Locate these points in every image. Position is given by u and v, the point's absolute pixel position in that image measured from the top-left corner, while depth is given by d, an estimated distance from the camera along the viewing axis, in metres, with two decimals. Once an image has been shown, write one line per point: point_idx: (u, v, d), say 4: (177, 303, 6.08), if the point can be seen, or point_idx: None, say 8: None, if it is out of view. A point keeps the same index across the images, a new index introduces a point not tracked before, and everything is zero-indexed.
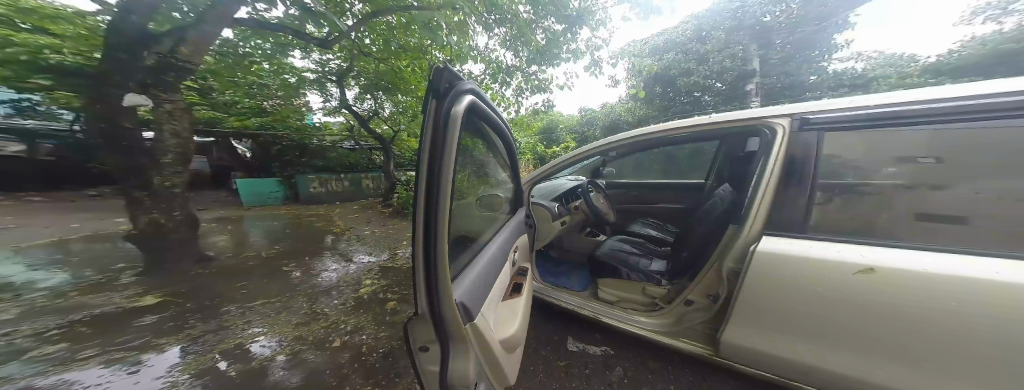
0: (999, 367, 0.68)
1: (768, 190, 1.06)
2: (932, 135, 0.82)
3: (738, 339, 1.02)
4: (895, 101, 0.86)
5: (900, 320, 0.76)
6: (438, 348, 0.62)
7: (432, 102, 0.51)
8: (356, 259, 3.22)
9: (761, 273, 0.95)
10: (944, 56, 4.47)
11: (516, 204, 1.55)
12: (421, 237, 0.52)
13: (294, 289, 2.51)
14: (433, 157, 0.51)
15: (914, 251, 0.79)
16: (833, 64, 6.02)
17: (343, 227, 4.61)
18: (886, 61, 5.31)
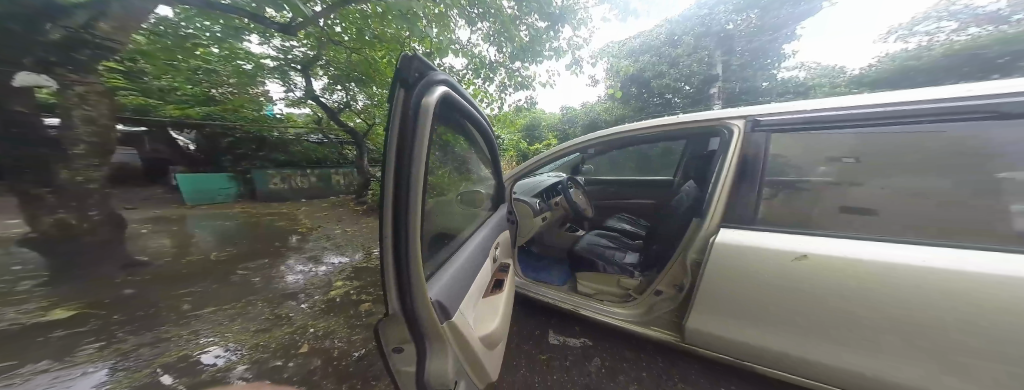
0: (904, 337, 0.80)
1: (725, 187, 1.15)
2: (858, 137, 0.94)
3: (701, 325, 1.11)
4: (830, 105, 0.97)
5: (835, 301, 0.87)
6: (413, 348, 0.60)
7: (399, 91, 0.47)
8: (327, 260, 3.03)
9: (721, 263, 1.04)
10: (865, 69, 5.12)
11: (497, 202, 1.55)
12: (390, 234, 0.49)
13: (255, 295, 2.30)
14: (402, 148, 0.48)
15: (841, 240, 0.91)
16: (781, 73, 6.67)
17: (310, 226, 4.31)
18: (823, 71, 5.97)
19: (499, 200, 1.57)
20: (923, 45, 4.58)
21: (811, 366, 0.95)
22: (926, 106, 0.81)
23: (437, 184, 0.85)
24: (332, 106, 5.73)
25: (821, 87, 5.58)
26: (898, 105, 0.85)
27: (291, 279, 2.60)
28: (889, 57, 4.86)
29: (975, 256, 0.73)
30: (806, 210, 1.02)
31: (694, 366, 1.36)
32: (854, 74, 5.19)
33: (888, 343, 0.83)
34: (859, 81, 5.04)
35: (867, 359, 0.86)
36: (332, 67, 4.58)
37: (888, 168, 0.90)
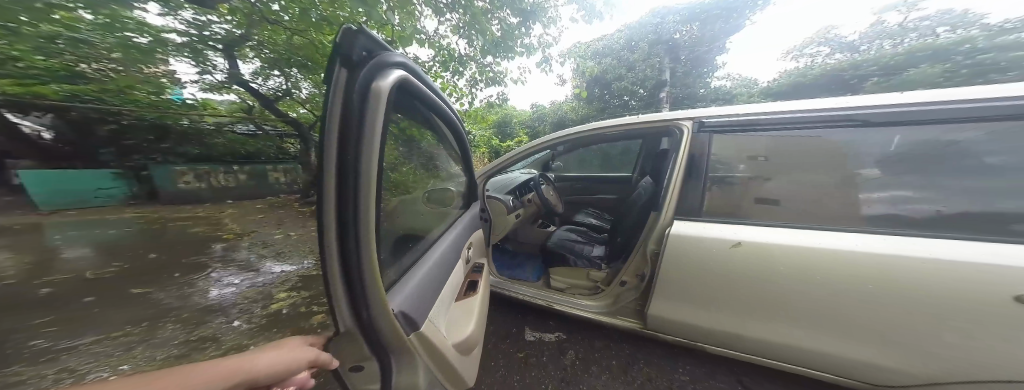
0: (814, 310, 0.95)
1: (677, 183, 1.25)
2: (780, 138, 1.08)
3: (660, 312, 1.20)
4: (758, 111, 1.12)
5: (764, 282, 1.00)
6: (374, 362, 0.56)
7: (338, 69, 0.39)
8: (267, 269, 2.71)
9: (673, 252, 1.13)
10: (771, 83, 6.35)
11: (468, 199, 1.49)
12: (336, 240, 0.43)
13: (172, 314, 1.96)
14: (345, 138, 0.40)
15: (769, 229, 1.03)
16: (713, 81, 7.56)
17: (241, 232, 3.77)
18: (743, 82, 7.04)
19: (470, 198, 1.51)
20: (807, 66, 6.06)
21: (747, 341, 1.08)
22: (829, 114, 0.99)
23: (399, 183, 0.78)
24: (265, 92, 4.08)
25: (746, 95, 6.53)
26: (810, 112, 1.02)
27: (212, 296, 2.23)
28: (788, 74, 6.23)
29: (857, 240, 0.90)
30: (737, 202, 1.14)
31: (657, 351, 1.46)
32: (764, 87, 6.38)
33: (802, 317, 0.97)
34: (767, 91, 6.32)
35: (787, 333, 1.00)
36: (268, 50, 3.35)
37: (798, 166, 1.06)
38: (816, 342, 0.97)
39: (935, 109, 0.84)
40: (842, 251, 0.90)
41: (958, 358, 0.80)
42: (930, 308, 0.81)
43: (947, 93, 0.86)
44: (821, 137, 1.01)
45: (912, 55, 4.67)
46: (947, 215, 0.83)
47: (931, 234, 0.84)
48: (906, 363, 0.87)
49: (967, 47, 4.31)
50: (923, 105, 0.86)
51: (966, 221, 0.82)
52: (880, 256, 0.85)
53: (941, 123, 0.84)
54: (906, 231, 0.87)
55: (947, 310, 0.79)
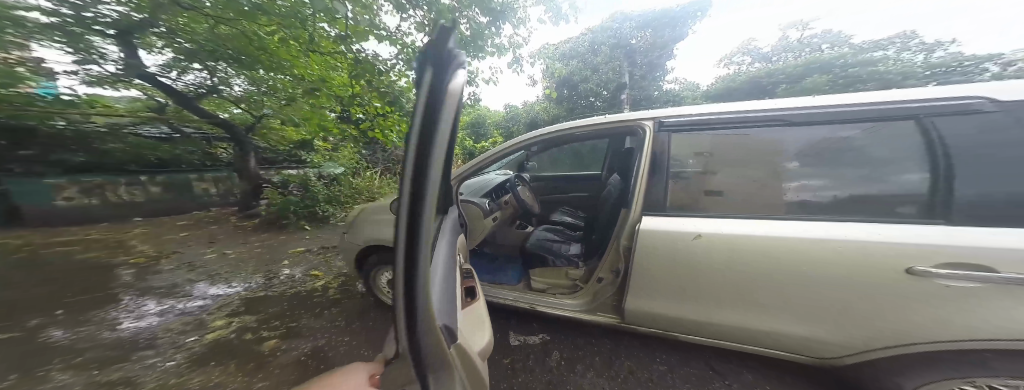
0: (771, 294, 1.03)
1: (643, 179, 1.29)
2: (728, 136, 1.16)
3: (637, 305, 1.24)
4: (708, 111, 1.19)
5: (733, 271, 1.06)
6: None
7: (427, 70, 0.35)
8: (202, 293, 2.38)
9: (644, 246, 1.18)
10: (707, 88, 7.09)
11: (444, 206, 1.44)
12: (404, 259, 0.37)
13: (63, 360, 1.60)
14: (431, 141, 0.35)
15: (722, 220, 1.11)
16: (665, 85, 8.18)
17: (165, 252, 3.24)
18: (688, 86, 7.82)
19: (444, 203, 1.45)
20: (732, 74, 6.89)
21: (715, 326, 1.15)
22: (770, 113, 1.07)
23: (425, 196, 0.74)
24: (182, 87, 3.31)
25: (692, 98, 7.16)
26: (754, 110, 1.10)
27: (130, 330, 1.90)
28: (724, 79, 6.92)
29: (797, 226, 0.99)
30: (694, 196, 1.20)
31: (634, 344, 1.51)
32: (705, 91, 7.10)
33: (760, 301, 1.06)
34: (707, 96, 6.92)
35: (752, 317, 1.09)
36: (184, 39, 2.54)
37: (741, 161, 1.14)
38: (764, 321, 1.07)
39: (839, 110, 0.96)
40: (783, 238, 0.99)
41: (875, 327, 0.92)
42: (856, 283, 0.91)
43: (845, 96, 0.99)
44: (758, 134, 1.11)
45: (807, 67, 5.49)
46: (847, 198, 0.98)
47: (837, 218, 0.97)
48: (837, 335, 0.98)
49: (841, 61, 5.23)
50: (845, 105, 0.96)
51: (854, 205, 0.97)
52: (816, 240, 0.94)
53: (857, 122, 0.94)
54: (822, 216, 0.99)
55: (866, 285, 0.90)
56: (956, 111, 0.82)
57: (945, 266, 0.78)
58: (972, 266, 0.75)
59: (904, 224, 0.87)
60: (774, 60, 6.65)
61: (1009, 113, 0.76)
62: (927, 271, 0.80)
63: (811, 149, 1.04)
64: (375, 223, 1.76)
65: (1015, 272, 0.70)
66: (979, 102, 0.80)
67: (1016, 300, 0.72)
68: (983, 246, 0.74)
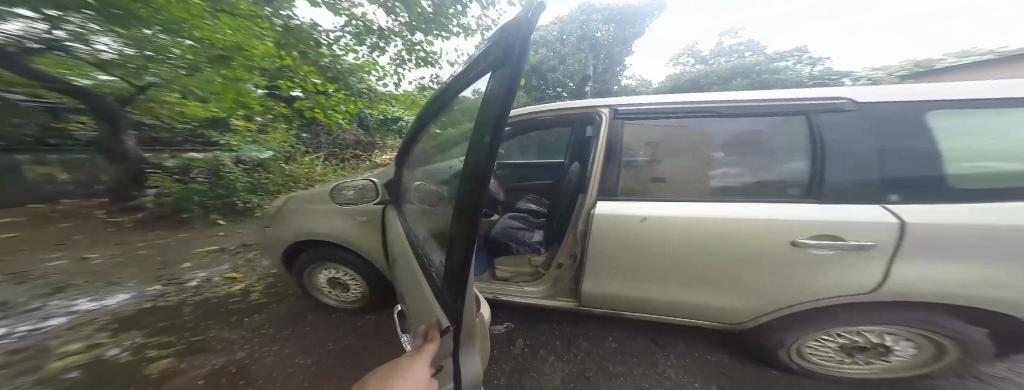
0: (705, 272, 1.14)
1: (598, 165, 1.33)
2: (671, 126, 1.24)
3: (591, 286, 1.33)
4: (654, 102, 1.27)
5: (675, 252, 1.14)
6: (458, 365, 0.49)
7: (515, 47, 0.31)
8: None
9: (597, 229, 1.23)
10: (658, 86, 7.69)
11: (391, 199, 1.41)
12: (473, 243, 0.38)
13: None
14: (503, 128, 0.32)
15: (663, 204, 1.18)
16: (624, 80, 8.65)
17: None
18: (642, 82, 8.38)
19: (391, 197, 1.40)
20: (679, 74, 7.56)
21: (655, 302, 1.25)
22: (706, 105, 1.16)
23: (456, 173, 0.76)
24: None
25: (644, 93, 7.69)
26: (692, 103, 1.19)
27: None
28: (671, 78, 7.56)
29: (724, 208, 1.09)
30: (641, 184, 1.28)
31: (593, 326, 1.65)
32: (655, 88, 7.70)
33: (695, 278, 1.16)
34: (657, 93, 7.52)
35: (690, 293, 1.19)
36: None
37: (680, 150, 1.24)
38: (694, 295, 1.18)
39: (760, 105, 1.08)
40: (708, 218, 1.09)
41: (774, 292, 1.06)
42: (760, 255, 1.02)
43: (762, 94, 1.12)
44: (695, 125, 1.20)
45: (734, 70, 6.24)
46: (752, 183, 1.11)
47: (749, 200, 1.09)
48: (751, 303, 1.10)
49: (759, 68, 6.08)
50: (763, 102, 1.07)
51: (759, 189, 1.10)
52: (733, 220, 1.05)
53: (772, 116, 1.07)
54: (738, 199, 1.11)
55: (767, 257, 1.02)
56: (831, 109, 0.99)
57: (814, 236, 0.95)
58: (832, 236, 0.93)
59: (795, 204, 1.02)
60: (711, 63, 7.44)
61: (862, 113, 0.95)
62: (804, 241, 0.96)
63: (737, 140, 1.15)
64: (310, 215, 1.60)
65: (854, 238, 0.91)
66: (845, 101, 0.98)
67: (855, 262, 0.92)
68: (836, 220, 0.93)
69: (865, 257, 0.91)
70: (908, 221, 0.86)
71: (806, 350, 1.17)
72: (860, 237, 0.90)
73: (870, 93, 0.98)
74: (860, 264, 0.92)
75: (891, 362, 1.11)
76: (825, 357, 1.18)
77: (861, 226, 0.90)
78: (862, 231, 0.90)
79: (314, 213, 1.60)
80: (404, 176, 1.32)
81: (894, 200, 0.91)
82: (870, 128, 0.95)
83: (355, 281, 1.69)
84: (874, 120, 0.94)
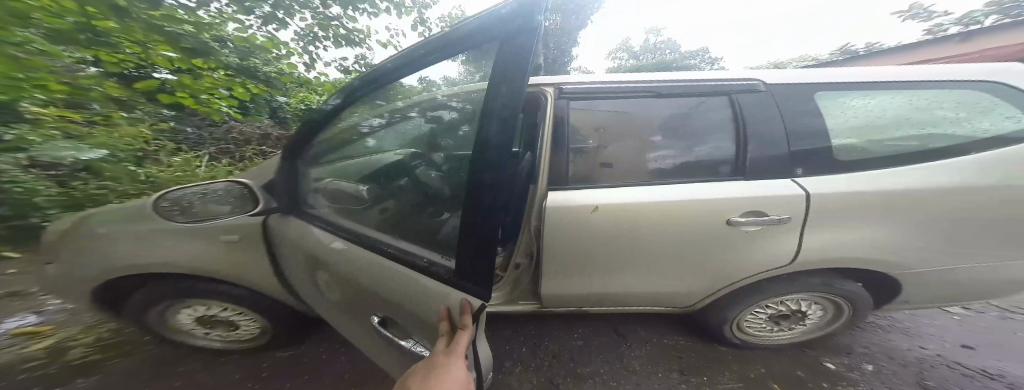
0: (660, 254, 1.08)
1: (547, 149, 1.12)
2: (620, 105, 1.13)
3: (548, 289, 1.21)
4: (600, 81, 1.15)
5: (633, 239, 1.06)
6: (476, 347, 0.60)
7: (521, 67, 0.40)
8: None
9: (552, 225, 1.05)
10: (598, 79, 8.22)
11: (292, 207, 1.13)
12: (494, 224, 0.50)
13: None
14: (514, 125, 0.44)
15: (611, 190, 1.07)
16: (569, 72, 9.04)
17: None
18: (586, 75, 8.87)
19: (291, 207, 1.12)
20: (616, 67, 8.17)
21: (610, 294, 1.20)
22: (651, 84, 1.10)
23: (439, 155, 0.97)
24: None
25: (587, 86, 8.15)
26: (638, 82, 1.12)
27: None
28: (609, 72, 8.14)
29: (678, 191, 1.04)
30: (589, 171, 1.13)
31: (559, 325, 1.62)
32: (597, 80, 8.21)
33: (651, 264, 1.11)
34: None
35: (648, 280, 1.14)
36: None
37: (626, 134, 1.14)
38: (644, 284, 1.16)
39: (689, 85, 1.09)
40: (653, 202, 1.02)
41: (718, 268, 1.09)
42: (699, 235, 1.03)
43: (683, 75, 1.14)
44: (634, 109, 1.13)
45: (659, 65, 6.97)
46: (695, 163, 1.08)
47: (686, 181, 1.06)
48: (698, 284, 1.14)
49: (675, 64, 6.93)
50: (699, 83, 1.09)
51: (690, 171, 1.08)
52: (676, 201, 1.01)
53: (709, 96, 1.08)
54: (672, 182, 1.07)
55: (707, 236, 1.03)
56: (746, 89, 1.06)
57: (743, 213, 0.99)
58: (757, 213, 0.99)
59: (727, 182, 1.03)
60: (640, 59, 8.25)
61: (772, 94, 1.05)
62: (737, 220, 0.99)
63: (671, 120, 1.12)
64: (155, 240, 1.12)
65: (775, 213, 0.98)
66: (757, 83, 1.07)
67: (775, 233, 1.01)
68: (763, 197, 0.98)
69: (784, 228, 1.00)
70: (813, 192, 0.96)
71: (744, 323, 1.30)
72: (779, 212, 0.97)
73: (781, 76, 1.09)
74: (778, 235, 1.01)
75: (805, 325, 1.33)
76: (759, 329, 1.34)
77: (780, 198, 0.97)
78: (781, 205, 0.97)
79: (151, 236, 1.12)
80: (319, 174, 1.14)
81: (799, 174, 1.00)
82: (778, 107, 1.03)
83: (243, 315, 1.31)
84: (784, 102, 1.04)
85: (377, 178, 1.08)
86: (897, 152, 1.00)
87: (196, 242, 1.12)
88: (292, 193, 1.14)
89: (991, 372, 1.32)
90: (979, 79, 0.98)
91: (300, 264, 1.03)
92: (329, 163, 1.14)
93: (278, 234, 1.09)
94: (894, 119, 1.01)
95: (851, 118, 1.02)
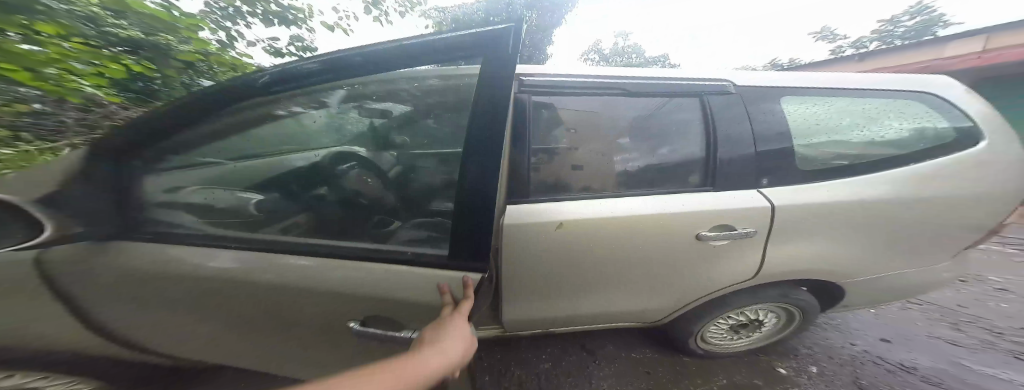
0: (630, 266, 1.01)
1: (509, 147, 0.96)
2: (590, 101, 1.03)
3: (510, 311, 1.07)
4: (568, 74, 1.04)
5: (603, 251, 0.97)
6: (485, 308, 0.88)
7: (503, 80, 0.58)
8: None
9: (513, 241, 0.92)
10: None
11: (127, 231, 0.74)
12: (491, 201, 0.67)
13: None
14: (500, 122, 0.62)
15: (579, 200, 0.98)
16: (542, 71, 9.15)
17: None
18: None
19: (129, 229, 0.74)
20: None
21: (577, 315, 1.12)
22: (622, 81, 1.03)
23: (389, 153, 1.04)
24: None
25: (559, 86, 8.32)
26: (607, 78, 1.04)
27: None
28: None
29: (648, 201, 0.98)
30: (558, 174, 1.00)
31: (527, 347, 1.54)
32: None
33: (622, 277, 1.03)
34: None
35: (618, 293, 1.07)
36: None
37: (594, 135, 1.03)
38: (612, 302, 1.10)
39: (658, 83, 1.04)
40: (624, 215, 0.95)
41: (688, 278, 1.05)
42: (671, 251, 0.98)
43: (654, 73, 1.09)
44: (601, 109, 1.04)
45: None
46: (666, 168, 1.02)
47: (656, 191, 1.00)
48: (668, 295, 1.09)
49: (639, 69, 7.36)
50: (670, 81, 1.05)
51: (657, 175, 1.02)
52: (648, 212, 0.95)
53: (680, 97, 1.04)
54: (642, 191, 1.00)
55: (679, 253, 0.99)
56: (718, 91, 1.04)
57: (715, 227, 0.96)
58: (726, 226, 0.97)
59: (697, 193, 0.99)
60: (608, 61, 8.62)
61: (740, 97, 1.04)
62: (707, 235, 0.97)
63: (639, 120, 1.04)
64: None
65: (743, 227, 0.97)
66: (727, 84, 1.05)
67: (744, 247, 1.01)
68: (730, 210, 0.96)
69: (750, 241, 1.00)
70: (779, 203, 0.97)
71: (708, 334, 1.32)
72: (747, 226, 0.97)
73: (748, 79, 1.09)
74: (746, 249, 1.01)
75: (763, 332, 1.39)
76: (721, 338, 1.37)
77: (749, 211, 0.96)
78: (749, 219, 0.96)
79: None
80: (179, 182, 0.78)
81: (765, 184, 1.00)
82: (746, 111, 1.02)
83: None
84: (751, 108, 1.03)
85: (287, 183, 0.93)
86: (837, 162, 1.05)
87: None
88: (120, 200, 0.71)
89: (906, 365, 1.55)
90: (909, 90, 1.11)
91: (155, 305, 0.79)
92: (195, 168, 0.79)
93: (105, 267, 0.71)
94: (834, 128, 1.06)
95: (803, 125, 1.04)
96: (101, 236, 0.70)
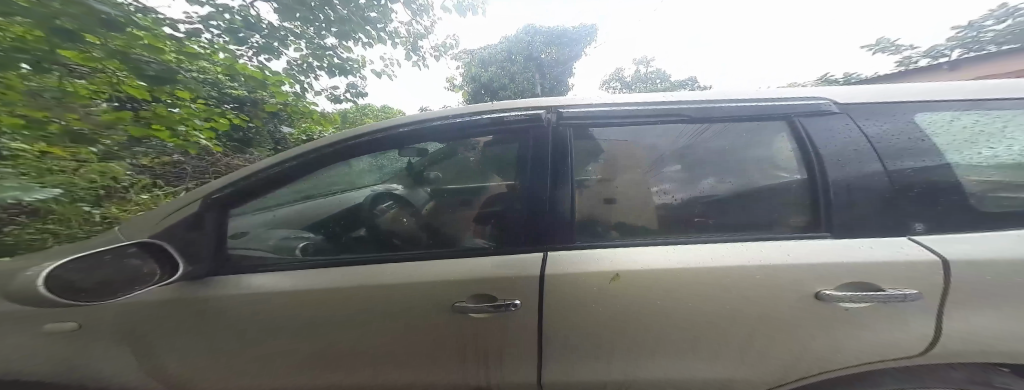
0: (708, 328, 0.78)
1: (559, 181, 0.90)
2: (640, 132, 0.94)
3: (558, 378, 0.87)
4: (615, 103, 0.97)
5: (664, 310, 0.77)
6: (536, 359, 0.85)
7: (561, 129, 0.93)
8: None
9: (556, 294, 0.79)
10: None
11: (219, 267, 0.87)
12: (562, 209, 0.88)
13: None
14: (565, 158, 0.91)
15: (640, 247, 0.84)
16: None
17: None
18: None
19: (218, 265, 0.87)
20: None
21: (646, 384, 0.85)
22: (680, 107, 0.93)
23: (424, 189, 1.06)
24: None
25: None
26: (659, 104, 0.95)
27: None
28: None
29: (722, 247, 0.80)
30: (605, 211, 0.89)
31: None
32: None
33: (700, 343, 0.79)
34: None
35: (696, 365, 0.81)
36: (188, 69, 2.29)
37: (645, 169, 0.92)
38: (692, 368, 0.82)
39: (719, 106, 0.91)
40: (692, 265, 0.76)
41: (805, 352, 0.76)
42: (769, 308, 0.74)
43: (710, 96, 0.98)
44: (646, 139, 0.94)
45: None
46: (744, 202, 0.85)
47: (739, 238, 0.82)
48: (774, 373, 0.79)
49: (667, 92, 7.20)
50: (743, 102, 0.91)
51: (736, 210, 0.85)
52: (732, 263, 0.76)
53: (761, 119, 0.90)
54: (720, 238, 0.83)
55: (784, 313, 0.73)
56: (816, 110, 0.87)
57: (842, 286, 0.71)
58: (863, 285, 0.70)
59: (802, 240, 0.78)
60: (632, 87, 8.65)
61: (848, 116, 0.86)
62: (830, 294, 0.71)
63: (699, 149, 0.91)
64: (30, 325, 0.80)
65: (892, 287, 0.69)
66: (826, 102, 0.88)
67: (899, 315, 0.70)
68: (863, 262, 0.70)
69: (910, 306, 0.69)
70: (948, 256, 0.68)
71: None
72: (898, 284, 0.69)
73: (850, 96, 0.91)
74: (903, 318, 0.70)
75: None
76: None
77: (894, 265, 0.68)
78: (898, 273, 0.68)
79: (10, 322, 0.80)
80: (247, 227, 0.94)
81: (919, 230, 0.74)
82: (858, 130, 0.83)
83: None
84: (863, 127, 0.83)
85: (334, 225, 1.02)
86: (1003, 194, 0.78)
87: (87, 333, 0.82)
88: (216, 239, 0.88)
89: None
90: None
91: (207, 337, 0.86)
92: (261, 213, 0.94)
93: (193, 302, 0.83)
94: (985, 148, 0.81)
95: (941, 148, 0.81)
96: (201, 271, 0.85)
